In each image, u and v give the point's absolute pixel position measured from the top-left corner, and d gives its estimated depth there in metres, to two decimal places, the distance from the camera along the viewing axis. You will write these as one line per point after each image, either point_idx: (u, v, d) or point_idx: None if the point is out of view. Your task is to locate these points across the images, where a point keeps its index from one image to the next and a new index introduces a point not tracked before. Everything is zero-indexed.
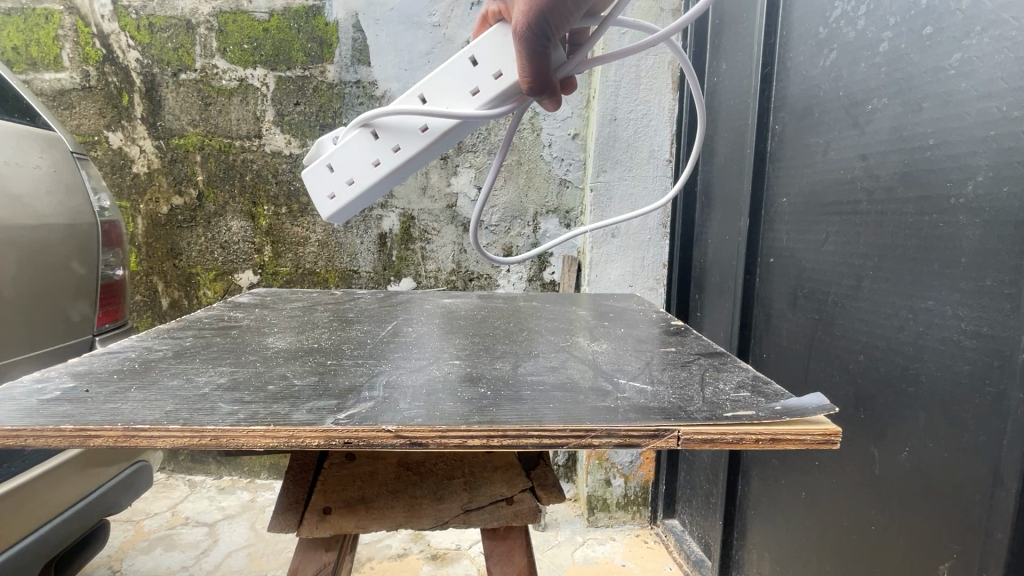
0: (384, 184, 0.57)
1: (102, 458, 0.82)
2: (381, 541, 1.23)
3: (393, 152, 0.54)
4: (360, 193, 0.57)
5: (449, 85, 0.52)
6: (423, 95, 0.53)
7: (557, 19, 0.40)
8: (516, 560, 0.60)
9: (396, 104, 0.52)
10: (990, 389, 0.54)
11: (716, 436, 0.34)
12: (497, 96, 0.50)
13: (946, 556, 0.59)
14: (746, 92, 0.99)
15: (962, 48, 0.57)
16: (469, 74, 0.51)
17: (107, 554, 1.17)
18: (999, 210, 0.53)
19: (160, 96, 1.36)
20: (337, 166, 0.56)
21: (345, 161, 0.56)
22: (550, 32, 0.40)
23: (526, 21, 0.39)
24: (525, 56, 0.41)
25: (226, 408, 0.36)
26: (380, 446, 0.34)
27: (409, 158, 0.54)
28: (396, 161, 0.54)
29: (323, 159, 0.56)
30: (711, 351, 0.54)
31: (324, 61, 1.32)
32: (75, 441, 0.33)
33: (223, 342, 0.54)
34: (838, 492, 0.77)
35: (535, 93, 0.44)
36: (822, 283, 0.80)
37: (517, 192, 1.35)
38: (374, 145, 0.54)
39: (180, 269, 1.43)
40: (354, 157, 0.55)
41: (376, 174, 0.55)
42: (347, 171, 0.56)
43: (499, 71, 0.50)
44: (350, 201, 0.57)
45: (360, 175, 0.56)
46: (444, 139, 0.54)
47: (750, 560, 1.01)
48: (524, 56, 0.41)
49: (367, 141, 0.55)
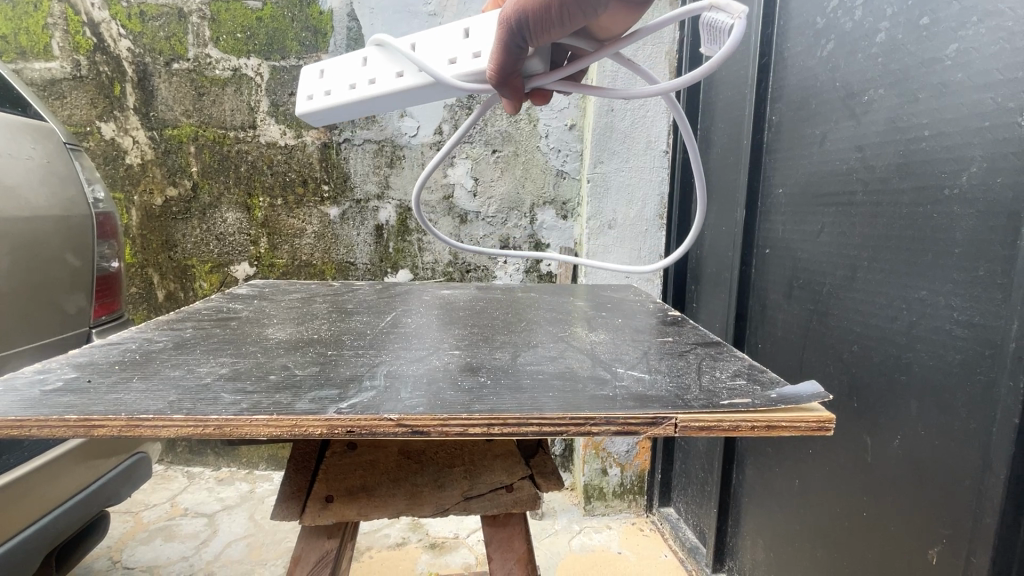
0: (354, 110, 0.56)
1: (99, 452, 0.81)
2: (380, 531, 1.24)
3: (369, 84, 0.54)
4: (328, 107, 0.56)
5: (438, 43, 0.50)
6: (416, 45, 0.52)
7: (540, 30, 0.40)
8: (517, 546, 0.61)
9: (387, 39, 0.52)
10: (982, 377, 0.55)
11: (713, 424, 0.35)
12: (476, 72, 0.49)
13: (936, 542, 0.60)
14: (744, 82, 0.99)
15: (959, 39, 0.57)
16: (455, 43, 0.50)
17: (107, 546, 1.18)
18: (992, 201, 0.54)
19: (152, 86, 1.34)
20: (326, 72, 0.57)
21: (334, 72, 0.56)
22: (533, 36, 0.41)
23: (512, 16, 0.40)
24: (500, 48, 0.42)
25: (229, 398, 0.36)
26: (382, 435, 0.34)
27: (378, 95, 0.54)
28: (367, 92, 0.54)
29: (318, 63, 0.57)
30: (707, 341, 0.54)
31: (319, 50, 1.30)
32: (79, 431, 0.33)
33: (223, 334, 0.54)
34: (831, 479, 0.78)
35: (493, 85, 0.45)
36: (818, 274, 0.80)
37: (514, 183, 1.35)
38: (359, 70, 0.55)
39: (175, 261, 1.42)
40: (342, 71, 0.56)
41: (348, 97, 0.55)
42: (330, 81, 0.56)
43: (480, 51, 0.49)
44: (318, 110, 0.57)
45: (335, 92, 0.56)
46: (415, 93, 0.53)
47: (744, 547, 1.03)
48: (499, 48, 0.42)
49: (357, 65, 0.55)
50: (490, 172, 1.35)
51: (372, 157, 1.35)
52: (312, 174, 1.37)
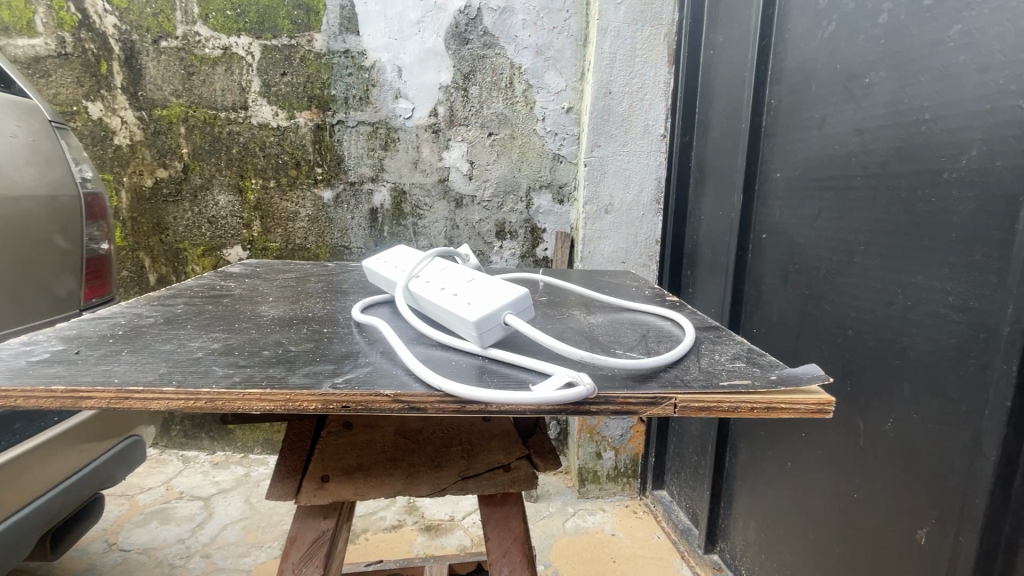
0: (373, 276, 0.64)
1: (71, 443, 0.76)
2: (376, 514, 1.25)
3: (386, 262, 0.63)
4: (367, 268, 0.65)
5: (454, 276, 0.51)
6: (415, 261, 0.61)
7: None
8: (513, 526, 0.61)
9: (412, 251, 0.63)
10: (975, 360, 0.55)
11: (713, 405, 0.35)
12: (419, 282, 0.52)
13: (926, 522, 0.61)
14: (743, 64, 0.98)
15: (963, 19, 0.56)
16: (429, 265, 0.56)
17: (103, 528, 1.18)
18: (991, 184, 0.54)
19: (140, 65, 1.31)
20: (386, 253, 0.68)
21: (388, 253, 0.67)
22: None
23: None
24: None
25: (221, 371, 0.36)
26: (378, 411, 0.33)
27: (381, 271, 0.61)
28: (380, 266, 0.62)
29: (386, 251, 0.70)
30: (706, 325, 0.54)
31: (311, 29, 1.27)
32: (66, 402, 0.32)
33: (215, 310, 0.53)
34: (822, 462, 0.79)
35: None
36: (814, 259, 0.80)
37: (510, 167, 1.34)
38: (392, 255, 0.64)
39: (167, 244, 1.41)
40: (390, 253, 0.66)
41: (373, 264, 0.64)
42: (398, 261, 0.62)
43: (441, 271, 0.53)
44: (365, 271, 0.66)
45: (375, 260, 0.64)
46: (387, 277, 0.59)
47: (736, 529, 1.04)
48: None
49: (396, 251, 0.66)
50: (486, 155, 1.33)
51: (366, 139, 1.32)
52: (306, 156, 1.34)
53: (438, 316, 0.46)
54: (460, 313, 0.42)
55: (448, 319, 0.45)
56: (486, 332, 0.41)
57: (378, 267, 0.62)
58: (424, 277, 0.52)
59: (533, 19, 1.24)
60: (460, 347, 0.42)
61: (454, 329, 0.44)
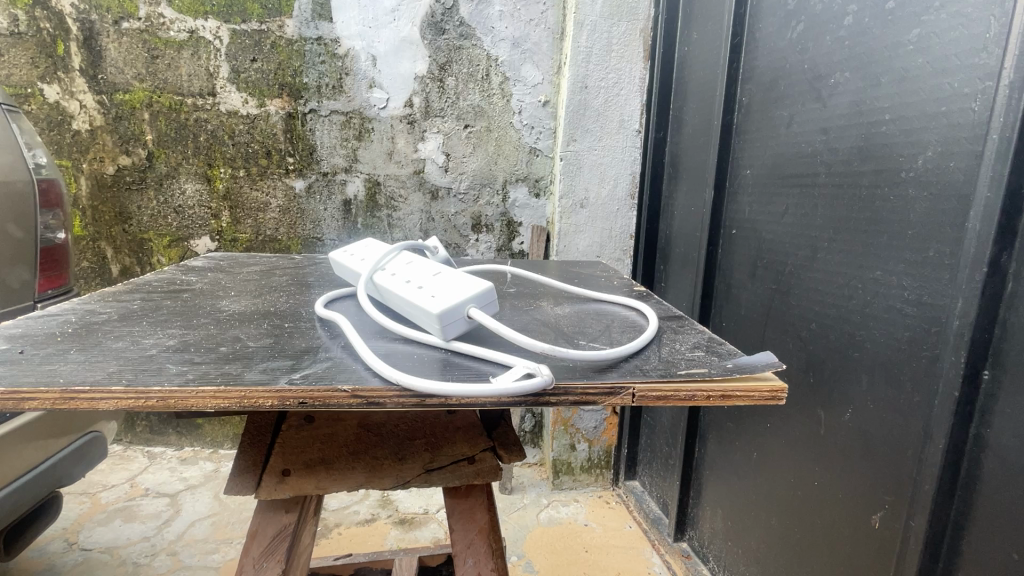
0: (340, 271, 0.62)
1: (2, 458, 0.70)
2: (349, 508, 1.24)
3: (355, 256, 0.61)
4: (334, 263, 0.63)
5: (421, 270, 0.50)
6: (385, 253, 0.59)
7: None
8: (478, 517, 0.61)
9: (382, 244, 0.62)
10: (927, 353, 0.57)
11: (670, 394, 0.35)
12: (382, 275, 0.51)
13: (879, 508, 0.64)
14: (716, 60, 0.99)
15: (922, 24, 0.58)
16: (399, 258, 0.55)
17: (62, 528, 1.14)
18: (945, 184, 0.55)
19: (99, 46, 1.25)
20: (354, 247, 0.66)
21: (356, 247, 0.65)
22: None
23: None
24: None
25: (174, 368, 0.35)
26: (336, 407, 0.33)
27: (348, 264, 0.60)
28: (350, 260, 0.60)
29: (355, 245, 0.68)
30: (670, 315, 0.54)
31: (282, 14, 1.23)
32: (8, 403, 0.31)
33: (173, 305, 0.51)
34: (786, 451, 0.81)
35: None
36: (781, 254, 0.82)
37: (486, 160, 1.33)
38: (361, 248, 0.63)
39: (131, 235, 1.37)
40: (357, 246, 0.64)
41: (342, 258, 0.62)
42: (364, 254, 0.61)
43: (408, 266, 0.52)
44: (334, 267, 0.64)
45: (342, 254, 0.63)
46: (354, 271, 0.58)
47: (705, 517, 1.07)
48: None
49: (365, 244, 0.64)
50: (462, 147, 1.32)
51: (339, 128, 1.30)
52: (276, 145, 1.31)
53: (403, 308, 0.46)
54: (424, 306, 0.42)
55: (413, 314, 0.44)
56: (449, 325, 0.41)
57: (346, 261, 0.60)
58: (391, 269, 0.52)
59: (510, 11, 1.24)
60: (423, 343, 0.42)
61: (418, 323, 0.44)
